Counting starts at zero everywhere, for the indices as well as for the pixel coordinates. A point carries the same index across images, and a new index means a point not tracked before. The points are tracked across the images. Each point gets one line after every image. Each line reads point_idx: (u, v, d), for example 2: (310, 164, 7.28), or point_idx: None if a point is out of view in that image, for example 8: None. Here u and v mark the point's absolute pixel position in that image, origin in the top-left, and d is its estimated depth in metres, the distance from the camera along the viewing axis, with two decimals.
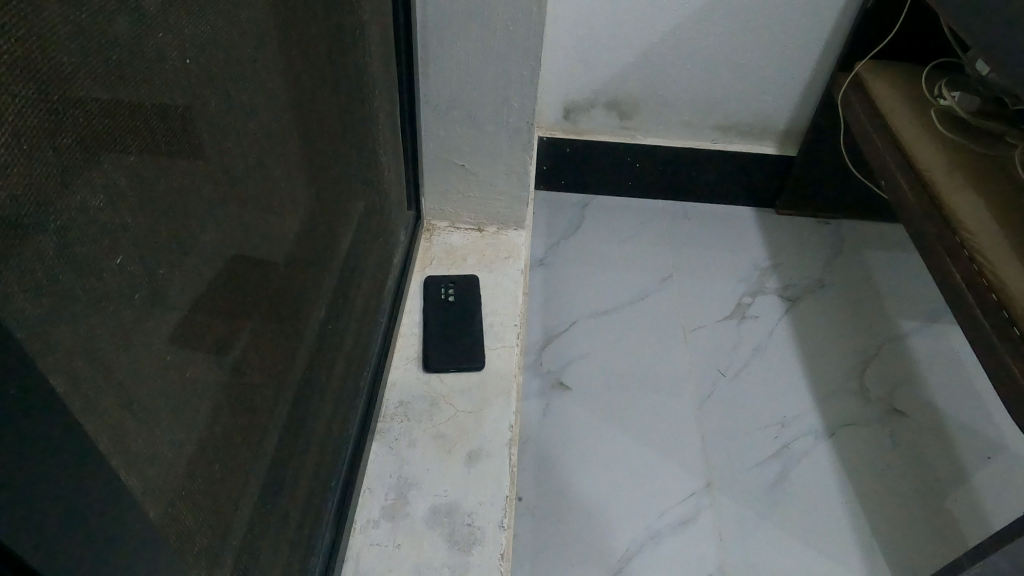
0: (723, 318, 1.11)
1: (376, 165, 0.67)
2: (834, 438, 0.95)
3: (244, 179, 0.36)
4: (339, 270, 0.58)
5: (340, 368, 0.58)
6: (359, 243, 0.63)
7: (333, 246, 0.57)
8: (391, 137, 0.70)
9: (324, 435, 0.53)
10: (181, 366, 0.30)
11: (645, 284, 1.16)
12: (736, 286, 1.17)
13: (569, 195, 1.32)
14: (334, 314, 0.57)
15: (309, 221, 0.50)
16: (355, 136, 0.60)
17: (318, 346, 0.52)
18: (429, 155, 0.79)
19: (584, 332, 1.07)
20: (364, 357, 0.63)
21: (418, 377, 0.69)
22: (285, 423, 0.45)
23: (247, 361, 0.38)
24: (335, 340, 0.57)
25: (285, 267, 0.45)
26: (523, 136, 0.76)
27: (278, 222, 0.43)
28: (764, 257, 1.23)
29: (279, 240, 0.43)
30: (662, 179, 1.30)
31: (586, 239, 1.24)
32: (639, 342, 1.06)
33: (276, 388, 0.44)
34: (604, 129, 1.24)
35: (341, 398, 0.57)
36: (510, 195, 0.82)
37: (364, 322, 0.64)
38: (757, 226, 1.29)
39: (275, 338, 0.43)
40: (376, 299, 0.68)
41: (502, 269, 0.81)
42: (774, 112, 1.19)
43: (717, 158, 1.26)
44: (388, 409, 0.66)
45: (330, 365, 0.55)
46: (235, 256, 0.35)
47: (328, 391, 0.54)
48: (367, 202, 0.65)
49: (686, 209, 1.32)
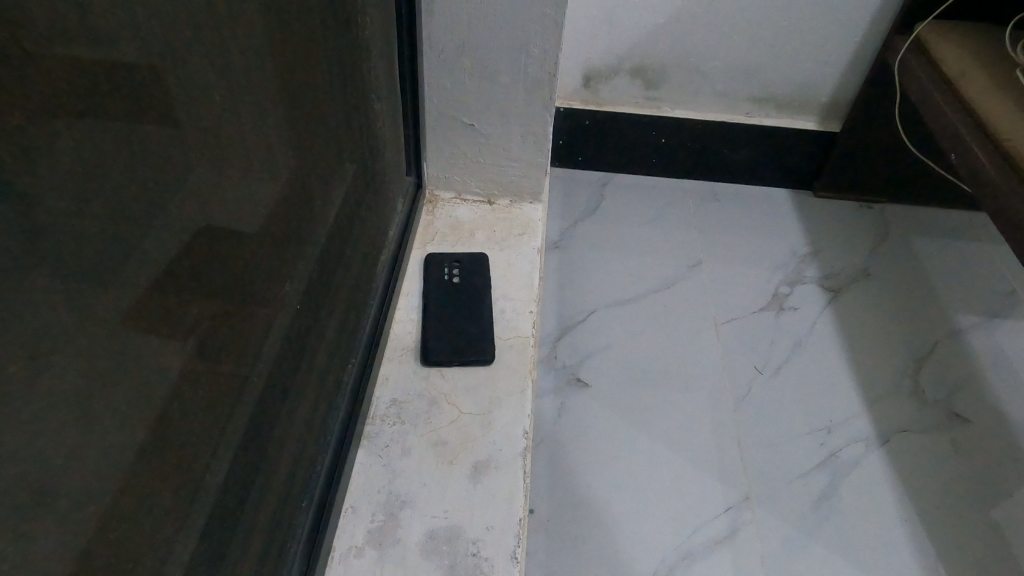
0: (759, 309, 1.00)
1: (366, 117, 0.56)
2: (888, 445, 0.84)
3: (188, 93, 0.25)
4: (320, 241, 0.47)
5: (319, 360, 0.47)
6: (343, 210, 0.52)
7: (312, 210, 0.46)
8: (385, 86, 0.58)
9: (294, 443, 0.43)
10: (53, 362, 0.19)
11: (672, 270, 1.05)
12: (772, 275, 1.05)
13: (587, 173, 1.21)
14: (313, 293, 0.46)
15: (283, 174, 0.39)
16: (339, 77, 0.49)
17: (289, 332, 0.42)
18: (433, 112, 0.68)
19: (604, 322, 0.96)
20: (349, 347, 0.53)
21: (415, 371, 0.59)
22: (240, 434, 0.35)
23: (189, 352, 0.27)
24: (313, 325, 0.46)
25: (254, 227, 0.34)
26: (543, 91, 0.64)
27: (244, 168, 0.32)
28: (801, 243, 1.11)
29: (247, 191, 0.33)
30: (690, 156, 1.18)
31: (605, 220, 1.12)
32: (665, 334, 0.95)
33: (231, 388, 0.33)
34: (628, 100, 1.13)
35: (318, 397, 0.47)
36: (526, 162, 0.71)
37: (349, 305, 0.53)
38: (794, 209, 1.17)
39: (235, 321, 0.32)
40: (365, 278, 0.57)
41: (515, 248, 0.70)
42: (818, 82, 1.07)
43: (752, 134, 1.14)
44: (378, 410, 0.56)
45: (305, 357, 0.44)
46: (173, 201, 0.24)
47: (301, 387, 0.44)
48: (355, 161, 0.54)
49: (716, 190, 1.20)
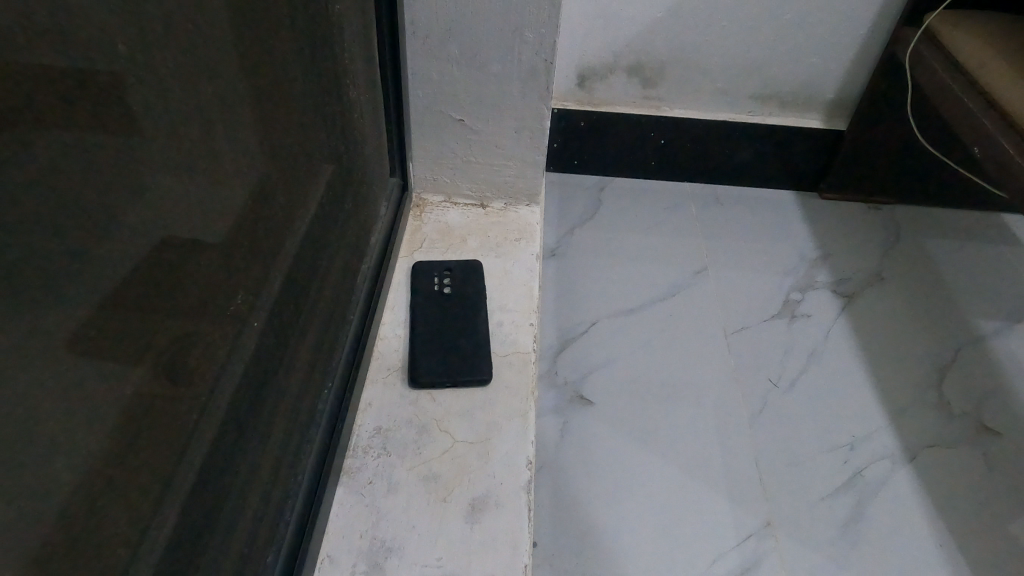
0: (770, 318, 0.94)
1: (343, 110, 0.50)
2: (916, 462, 0.78)
3: (76, 38, 0.19)
4: (287, 246, 0.41)
5: (285, 385, 0.40)
6: (315, 213, 0.46)
7: (277, 211, 0.39)
8: (363, 75, 0.52)
9: (250, 486, 0.36)
10: None
11: (676, 278, 0.99)
12: (782, 281, 1.00)
13: (583, 177, 1.15)
14: (279, 307, 0.39)
15: (240, 165, 0.33)
16: (309, 59, 0.43)
17: (246, 354, 0.35)
18: (418, 107, 0.62)
19: (607, 335, 0.90)
20: (324, 369, 0.46)
21: (402, 395, 0.52)
22: (176, 484, 0.28)
23: (91, 384, 0.21)
24: (276, 344, 0.39)
25: (199, 226, 0.28)
26: (540, 81, 0.58)
27: (184, 150, 0.26)
28: (810, 247, 1.06)
29: (188, 181, 0.26)
30: (691, 158, 1.13)
31: (604, 226, 1.07)
32: (672, 346, 0.89)
33: (161, 428, 0.26)
34: (624, 99, 1.08)
35: (286, 430, 0.40)
36: (522, 160, 0.65)
37: (324, 322, 0.47)
38: (800, 212, 1.12)
39: (169, 343, 0.26)
40: (343, 290, 0.51)
41: (512, 254, 0.64)
42: (823, 78, 1.02)
43: (755, 133, 1.09)
44: (360, 440, 0.49)
45: (267, 382, 0.38)
46: (54, 184, 0.18)
47: (260, 418, 0.37)
48: (330, 157, 0.48)
49: (718, 193, 1.15)
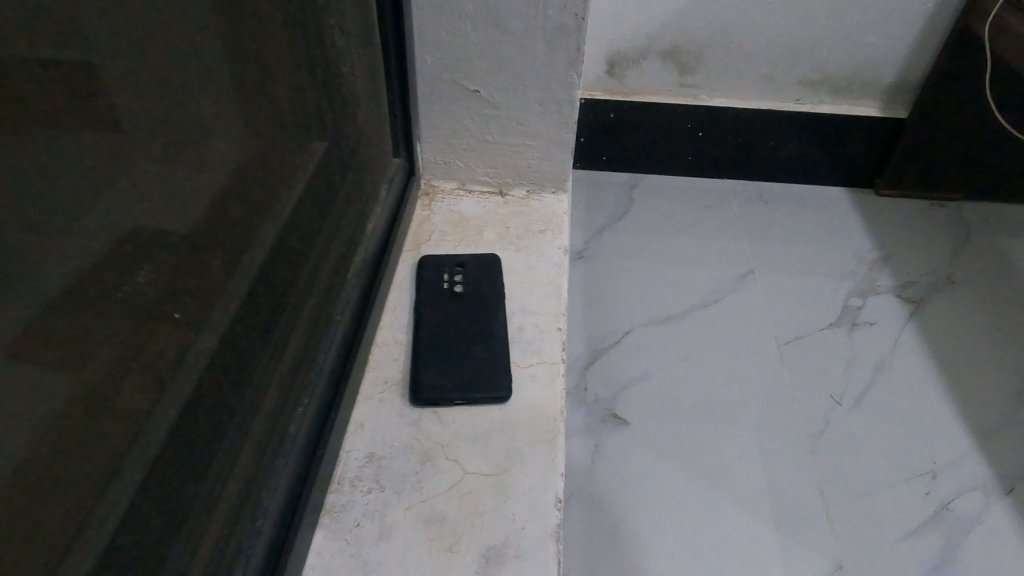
0: (829, 326, 0.83)
1: (334, 69, 0.42)
2: (1014, 495, 0.66)
3: None
4: (261, 224, 0.33)
5: (250, 398, 0.32)
6: (292, 185, 0.37)
7: (243, 173, 0.31)
8: (357, 30, 0.44)
9: (196, 528, 0.28)
10: None
11: (719, 282, 0.88)
12: (838, 284, 0.89)
13: (613, 174, 1.06)
14: (245, 298, 0.31)
15: (191, 99, 0.25)
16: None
17: (197, 353, 0.27)
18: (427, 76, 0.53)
19: (642, 345, 0.80)
20: (302, 380, 0.37)
21: (401, 414, 0.43)
22: (64, 536, 0.20)
23: None
24: (240, 346, 0.31)
25: (109, 158, 0.20)
26: (568, 42, 0.49)
27: (63, 38, 0.17)
28: (869, 247, 0.95)
29: (73, 93, 0.18)
30: (731, 152, 1.03)
31: (637, 226, 0.97)
32: (717, 357, 0.78)
33: (35, 447, 0.18)
34: (658, 88, 0.98)
35: (243, 456, 0.31)
36: (547, 140, 0.56)
37: (301, 320, 0.38)
38: (855, 210, 1.01)
39: (39, 322, 0.18)
40: (330, 285, 0.42)
41: (536, 248, 0.55)
42: (881, 59, 0.92)
43: (804, 122, 0.98)
44: (347, 472, 0.40)
45: (225, 393, 0.30)
46: None
47: (212, 439, 0.29)
48: (316, 125, 0.40)
49: (762, 189, 1.04)
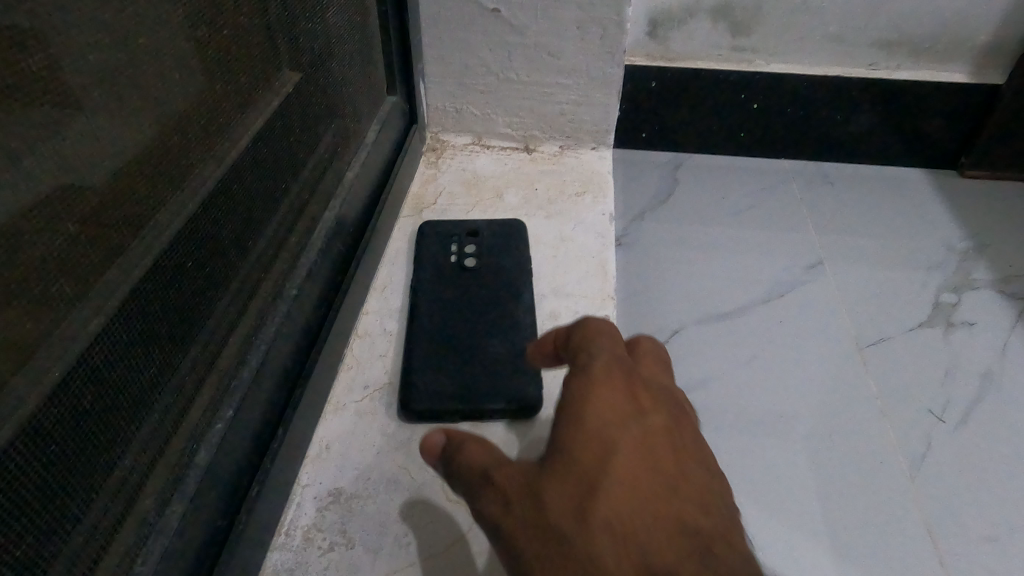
0: (918, 326, 0.69)
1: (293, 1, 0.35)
2: None
3: None
4: (177, 188, 0.28)
5: (166, 398, 0.27)
6: (209, 132, 0.30)
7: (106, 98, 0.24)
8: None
9: (80, 560, 0.22)
10: None
11: (783, 275, 0.75)
12: (924, 278, 0.75)
13: (652, 154, 0.93)
14: (154, 274, 0.26)
15: None
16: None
17: (66, 338, 0.22)
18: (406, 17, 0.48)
19: (693, 346, 0.67)
20: (219, 379, 0.30)
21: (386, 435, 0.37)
22: None
23: None
24: (149, 331, 0.26)
25: None
26: None
27: None
28: (959, 236, 0.80)
29: None
30: (790, 129, 0.89)
31: (682, 212, 0.84)
32: (785, 360, 0.65)
33: None
34: (707, 52, 0.86)
35: (112, 473, 0.24)
36: (579, 76, 0.52)
37: (220, 303, 0.30)
38: (937, 194, 0.87)
39: None
40: (270, 266, 0.34)
41: (572, 214, 0.50)
42: (970, 16, 0.79)
43: (879, 91, 0.84)
44: (302, 520, 0.33)
45: (124, 391, 0.24)
46: None
47: (103, 448, 0.23)
48: (271, 73, 0.34)
49: (825, 170, 0.91)
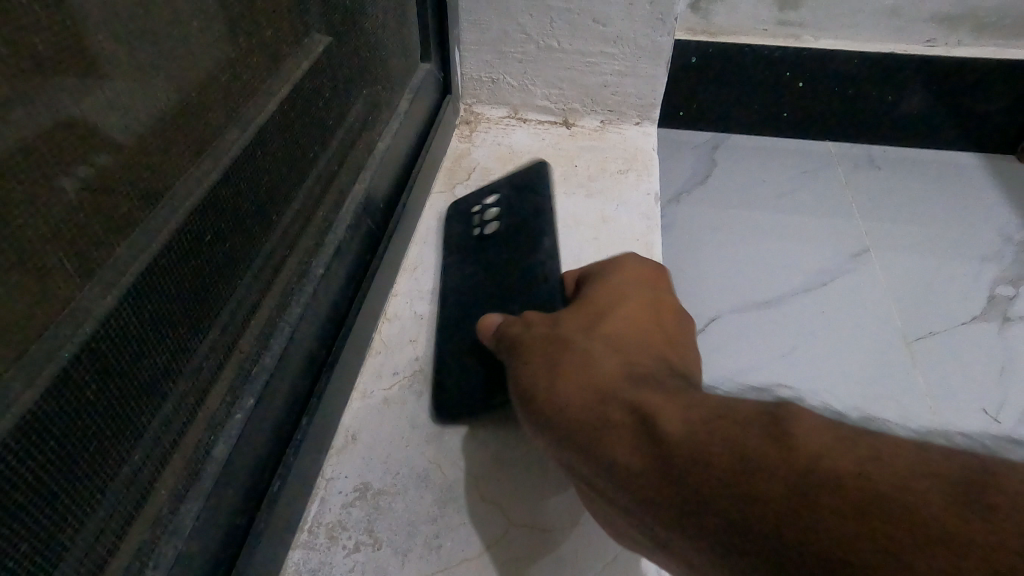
0: (974, 319, 0.65)
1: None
2: None
3: None
4: (196, 162, 0.26)
5: (182, 388, 0.25)
6: (236, 106, 0.28)
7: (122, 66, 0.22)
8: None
9: (87, 565, 0.21)
10: None
11: (827, 263, 0.71)
12: (979, 268, 0.71)
13: (689, 134, 0.89)
14: (177, 255, 0.25)
15: None
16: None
17: (70, 330, 0.20)
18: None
19: (732, 336, 0.64)
20: (246, 368, 0.28)
21: (412, 431, 0.37)
22: None
23: None
24: (169, 315, 0.24)
25: None
26: None
27: None
28: (1016, 224, 0.76)
29: None
30: (839, 110, 0.85)
31: (720, 195, 0.81)
32: (828, 353, 0.62)
33: None
34: (753, 26, 0.81)
35: (128, 464, 0.23)
36: (626, 49, 0.49)
37: (242, 287, 0.29)
38: (993, 180, 0.82)
39: None
40: (301, 255, 0.33)
41: (615, 194, 0.48)
42: None
43: (936, 69, 0.80)
44: (328, 517, 0.33)
45: (137, 383, 0.23)
46: None
47: (113, 445, 0.22)
48: (299, 38, 0.32)
49: (873, 153, 0.87)
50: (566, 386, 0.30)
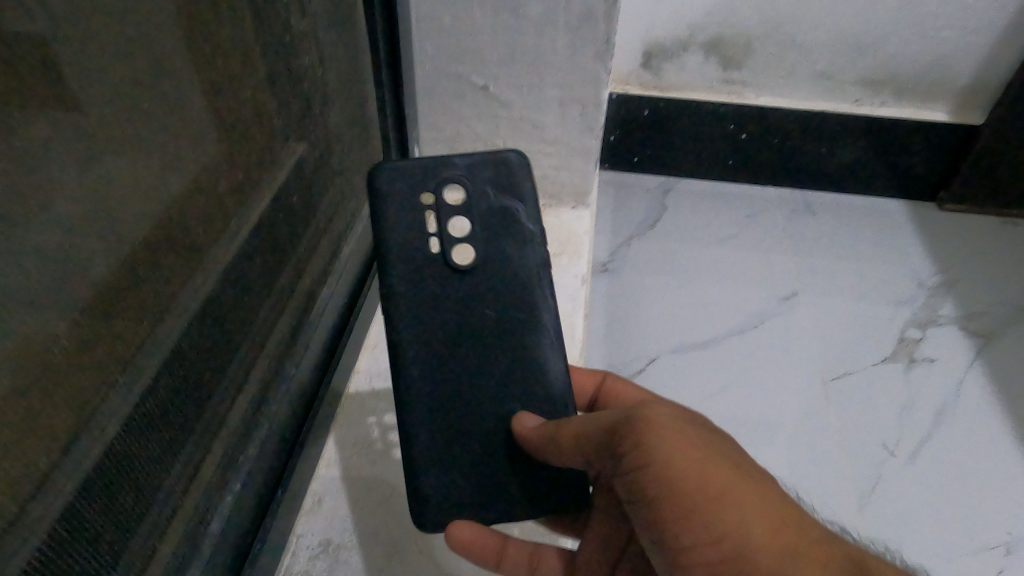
0: (884, 361, 0.73)
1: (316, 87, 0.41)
2: None
3: None
4: (205, 276, 0.37)
5: (164, 490, 0.33)
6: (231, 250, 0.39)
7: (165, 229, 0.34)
8: (274, 46, 0.42)
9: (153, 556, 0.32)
10: None
11: (758, 306, 0.79)
12: (893, 312, 0.79)
13: (642, 177, 0.97)
14: (207, 350, 0.36)
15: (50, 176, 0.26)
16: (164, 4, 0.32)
17: (70, 471, 0.28)
18: (384, 62, 0.54)
19: (668, 375, 0.71)
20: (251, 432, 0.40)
21: (368, 494, 0.46)
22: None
23: None
24: (204, 389, 0.36)
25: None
26: (592, 37, 0.53)
27: None
28: (929, 270, 0.84)
29: None
30: (777, 161, 0.93)
31: (668, 238, 0.88)
32: (751, 392, 0.70)
33: None
34: (699, 83, 0.88)
35: (181, 488, 0.34)
36: (560, 146, 0.61)
37: (249, 369, 0.40)
38: (914, 227, 0.90)
39: None
40: (280, 356, 0.43)
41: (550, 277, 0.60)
42: (952, 60, 0.82)
43: (861, 127, 0.88)
44: (298, 565, 0.42)
45: (132, 485, 0.31)
46: None
47: (114, 535, 0.30)
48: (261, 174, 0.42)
49: (810, 199, 0.94)
50: (703, 461, 0.33)
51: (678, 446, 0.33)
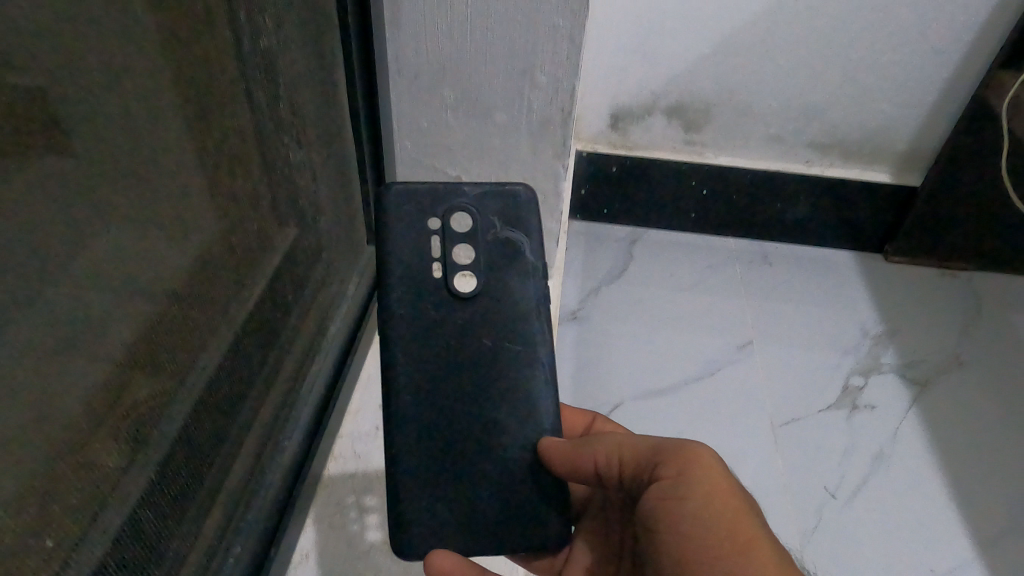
0: (829, 407, 0.79)
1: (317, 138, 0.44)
2: None
3: None
4: (222, 345, 0.41)
5: (180, 536, 0.37)
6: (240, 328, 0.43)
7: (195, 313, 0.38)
8: (273, 144, 0.47)
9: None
10: None
11: (716, 354, 0.85)
12: (839, 360, 0.85)
13: (611, 228, 1.03)
14: (222, 410, 0.41)
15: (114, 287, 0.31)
16: (185, 118, 0.37)
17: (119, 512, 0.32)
18: (369, 148, 0.59)
19: (632, 420, 0.77)
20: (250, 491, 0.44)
21: (348, 550, 0.50)
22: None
23: None
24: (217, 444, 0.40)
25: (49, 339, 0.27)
26: (553, 133, 0.59)
27: None
28: (874, 320, 0.91)
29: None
30: (735, 215, 1.00)
31: (634, 287, 0.94)
32: (707, 436, 0.75)
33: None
34: (663, 144, 0.95)
35: (196, 535, 0.38)
36: None
37: (252, 430, 0.45)
38: (861, 277, 0.97)
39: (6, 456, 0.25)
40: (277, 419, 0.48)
41: None
42: (891, 129, 0.90)
43: (812, 186, 0.95)
44: None
45: (161, 529, 0.35)
46: None
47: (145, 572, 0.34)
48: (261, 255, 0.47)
49: (767, 250, 1.01)
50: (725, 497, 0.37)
51: (708, 480, 0.38)
